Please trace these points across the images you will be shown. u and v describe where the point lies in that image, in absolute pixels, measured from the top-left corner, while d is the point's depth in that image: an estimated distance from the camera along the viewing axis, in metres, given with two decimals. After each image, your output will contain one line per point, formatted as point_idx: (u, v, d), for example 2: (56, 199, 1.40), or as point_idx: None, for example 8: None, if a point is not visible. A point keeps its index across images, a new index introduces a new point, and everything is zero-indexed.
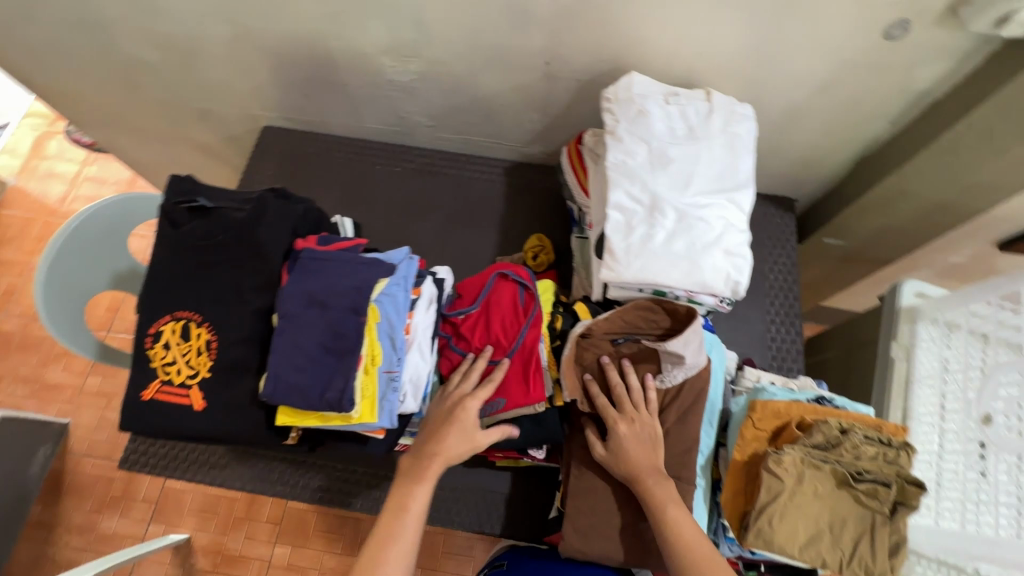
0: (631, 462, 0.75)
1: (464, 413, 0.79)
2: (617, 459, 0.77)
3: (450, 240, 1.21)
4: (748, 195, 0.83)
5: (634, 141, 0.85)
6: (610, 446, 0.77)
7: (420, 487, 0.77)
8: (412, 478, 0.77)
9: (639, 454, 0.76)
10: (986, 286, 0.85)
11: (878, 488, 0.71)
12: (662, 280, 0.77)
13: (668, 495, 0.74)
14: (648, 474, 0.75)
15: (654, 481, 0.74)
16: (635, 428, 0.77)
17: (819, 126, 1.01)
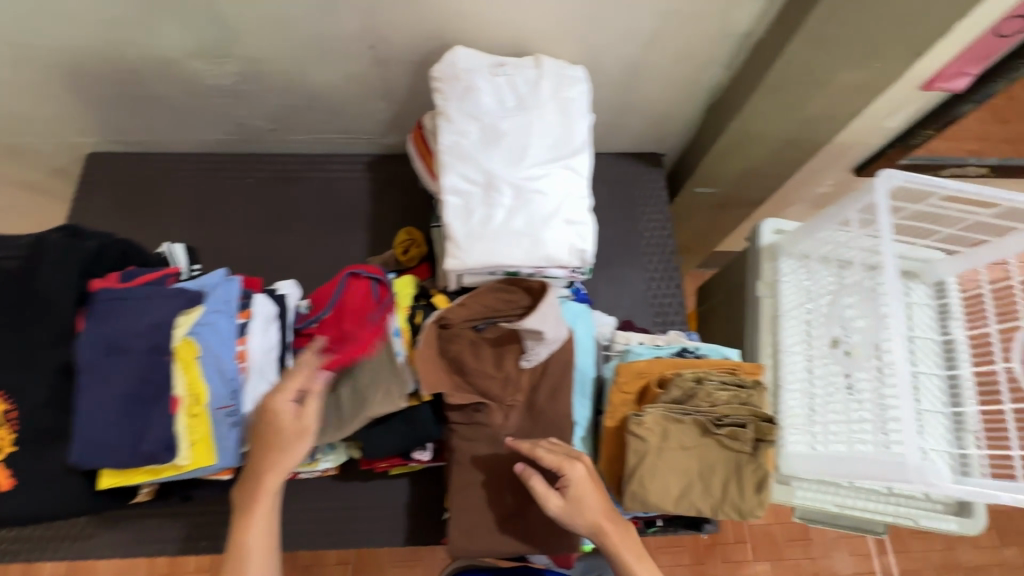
0: (593, 511, 0.69)
1: (279, 420, 0.67)
2: (576, 509, 0.69)
3: (320, 248, 1.13)
4: (586, 160, 0.81)
5: (465, 119, 0.81)
6: (571, 496, 0.69)
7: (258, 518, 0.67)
8: (245, 510, 0.68)
9: (595, 497, 0.69)
10: (827, 215, 0.88)
11: (737, 429, 0.71)
12: (508, 261, 0.75)
13: (627, 540, 0.69)
14: (613, 525, 0.69)
15: (619, 531, 0.69)
16: (587, 472, 0.71)
17: (662, 79, 1.00)
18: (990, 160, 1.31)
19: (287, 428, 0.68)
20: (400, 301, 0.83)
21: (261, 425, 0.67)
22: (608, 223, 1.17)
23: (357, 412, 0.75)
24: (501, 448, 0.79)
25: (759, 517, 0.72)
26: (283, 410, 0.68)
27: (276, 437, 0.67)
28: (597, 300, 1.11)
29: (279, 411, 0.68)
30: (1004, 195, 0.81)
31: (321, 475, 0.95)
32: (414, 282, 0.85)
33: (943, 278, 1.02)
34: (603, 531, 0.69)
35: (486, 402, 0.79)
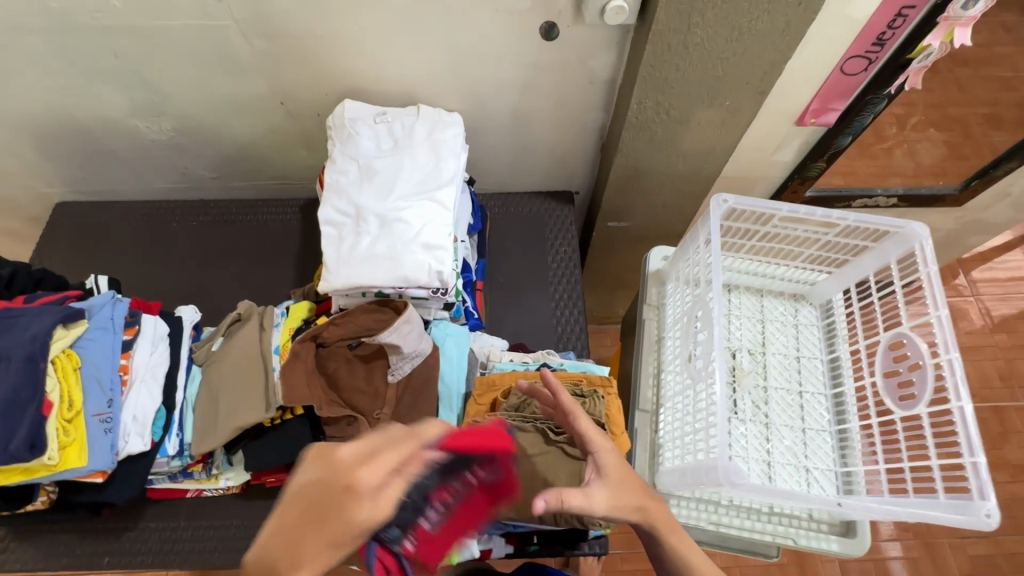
0: (635, 491, 0.66)
1: (352, 499, 0.49)
2: (620, 493, 0.64)
3: (250, 281, 1.20)
4: (451, 192, 0.90)
5: (346, 160, 0.91)
6: (617, 478, 0.66)
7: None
8: None
9: (631, 477, 0.67)
10: (693, 232, 0.93)
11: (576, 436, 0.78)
12: (369, 282, 0.83)
13: (672, 524, 0.66)
14: (660, 511, 0.66)
15: (664, 513, 0.67)
16: (619, 456, 0.69)
17: (545, 122, 1.11)
18: (896, 190, 1.35)
19: (359, 513, 0.49)
20: (288, 322, 0.92)
21: (323, 495, 0.49)
22: (518, 255, 1.24)
23: (227, 421, 0.83)
24: None
25: (599, 525, 0.82)
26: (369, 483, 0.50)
27: (337, 512, 0.48)
28: (504, 327, 1.18)
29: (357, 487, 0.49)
30: (836, 214, 0.85)
31: (224, 493, 0.98)
32: (308, 308, 0.95)
33: (828, 298, 1.04)
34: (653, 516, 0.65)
35: (355, 415, 0.86)
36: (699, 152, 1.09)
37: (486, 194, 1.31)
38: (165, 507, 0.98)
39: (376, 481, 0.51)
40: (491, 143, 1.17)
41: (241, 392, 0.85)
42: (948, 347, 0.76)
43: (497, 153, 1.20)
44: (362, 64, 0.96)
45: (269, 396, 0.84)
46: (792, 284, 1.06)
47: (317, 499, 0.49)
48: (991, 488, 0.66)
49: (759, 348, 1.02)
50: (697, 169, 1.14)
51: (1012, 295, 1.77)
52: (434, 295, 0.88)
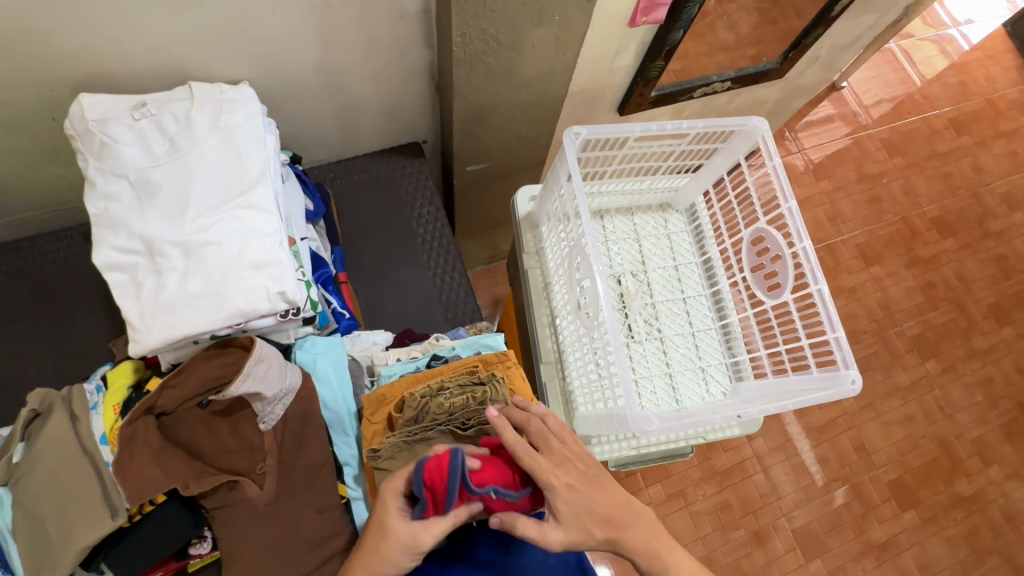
0: (599, 522, 0.61)
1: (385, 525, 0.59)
2: (578, 527, 0.60)
3: (51, 344, 0.95)
4: (265, 190, 0.73)
5: (110, 179, 0.70)
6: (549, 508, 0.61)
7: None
8: None
9: (600, 502, 0.62)
10: (555, 168, 0.87)
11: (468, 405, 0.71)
12: (193, 330, 0.66)
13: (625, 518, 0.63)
14: (619, 519, 0.62)
15: (637, 526, 0.63)
16: (571, 474, 0.62)
17: (362, 72, 0.94)
18: (729, 73, 1.34)
19: (397, 534, 0.58)
20: (109, 398, 0.74)
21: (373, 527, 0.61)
22: (378, 228, 1.11)
23: (65, 547, 0.66)
24: (267, 522, 0.73)
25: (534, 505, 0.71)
26: (390, 508, 0.59)
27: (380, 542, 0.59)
28: (384, 312, 1.06)
29: (384, 505, 0.60)
30: (685, 125, 0.84)
31: None
32: (132, 368, 0.76)
33: (691, 201, 1.06)
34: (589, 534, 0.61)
35: (235, 478, 0.72)
36: (540, 76, 0.99)
37: (320, 168, 1.13)
38: None
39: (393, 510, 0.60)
40: (305, 110, 0.98)
41: (71, 508, 0.67)
42: (800, 236, 0.82)
43: (318, 118, 1.01)
44: (89, 42, 0.71)
45: (113, 498, 0.68)
46: (658, 195, 1.07)
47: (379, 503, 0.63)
48: (852, 357, 0.74)
49: (640, 267, 1.03)
50: (544, 93, 1.05)
51: (825, 144, 1.99)
52: (285, 318, 0.74)
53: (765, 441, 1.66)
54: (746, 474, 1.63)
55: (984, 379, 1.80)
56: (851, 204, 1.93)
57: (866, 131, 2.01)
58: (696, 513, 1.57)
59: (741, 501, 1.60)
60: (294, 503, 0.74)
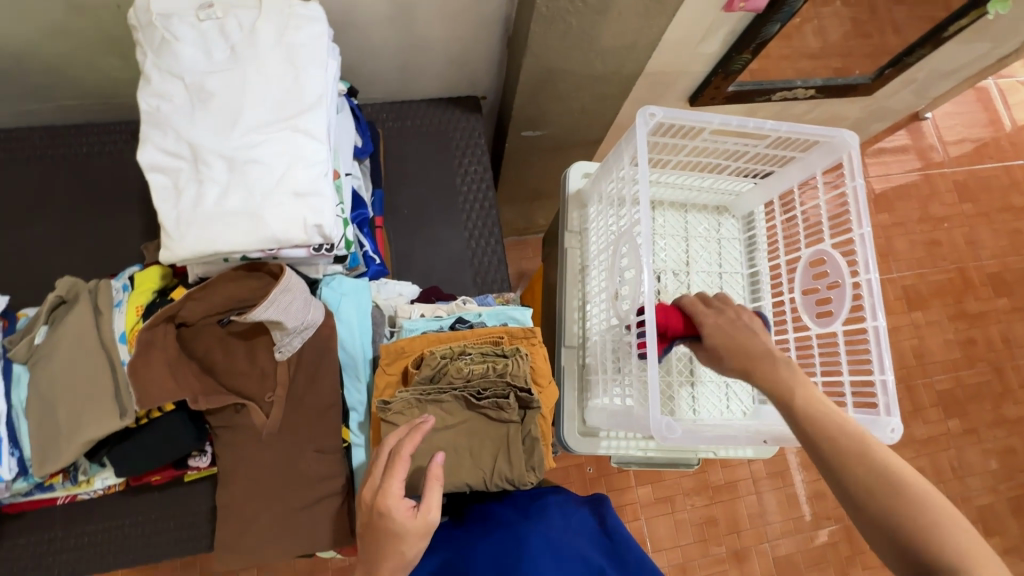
0: (736, 357, 0.65)
1: (393, 524, 0.53)
2: (717, 356, 0.68)
3: (84, 236, 0.95)
4: (319, 117, 0.70)
5: (166, 79, 0.67)
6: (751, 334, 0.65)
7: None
8: None
9: (735, 341, 0.67)
10: (618, 149, 0.82)
11: (488, 378, 0.70)
12: (225, 248, 0.65)
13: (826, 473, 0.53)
14: (750, 358, 0.63)
15: (762, 363, 0.61)
16: (731, 314, 0.70)
17: (435, 13, 0.89)
18: (814, 80, 1.25)
19: (412, 530, 0.53)
20: (134, 299, 0.73)
21: (378, 532, 0.53)
22: (422, 178, 1.07)
23: (73, 436, 0.67)
24: (266, 450, 0.73)
25: (532, 483, 0.68)
26: (400, 513, 0.53)
27: (397, 541, 0.52)
28: (413, 265, 1.04)
29: (394, 517, 0.53)
30: (768, 125, 0.78)
31: (106, 492, 0.85)
32: (160, 274, 0.75)
33: (750, 209, 1.00)
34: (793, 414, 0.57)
35: (244, 402, 0.72)
36: (619, 48, 0.93)
37: (375, 106, 1.09)
38: (33, 519, 0.83)
39: (399, 510, 0.54)
40: (370, 43, 0.93)
41: (82, 400, 0.68)
42: (867, 266, 0.76)
43: (381, 54, 0.96)
44: None
45: (123, 399, 0.68)
46: (717, 197, 1.01)
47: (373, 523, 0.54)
48: (896, 405, 0.70)
49: (683, 267, 0.98)
50: (618, 68, 0.99)
51: (894, 175, 1.87)
52: (317, 252, 0.72)
53: (766, 466, 1.63)
54: (739, 494, 1.60)
55: (1005, 449, 1.72)
56: (907, 242, 1.82)
57: (940, 170, 1.89)
58: (680, 522, 1.55)
59: (729, 519, 1.58)
60: (296, 439, 0.73)
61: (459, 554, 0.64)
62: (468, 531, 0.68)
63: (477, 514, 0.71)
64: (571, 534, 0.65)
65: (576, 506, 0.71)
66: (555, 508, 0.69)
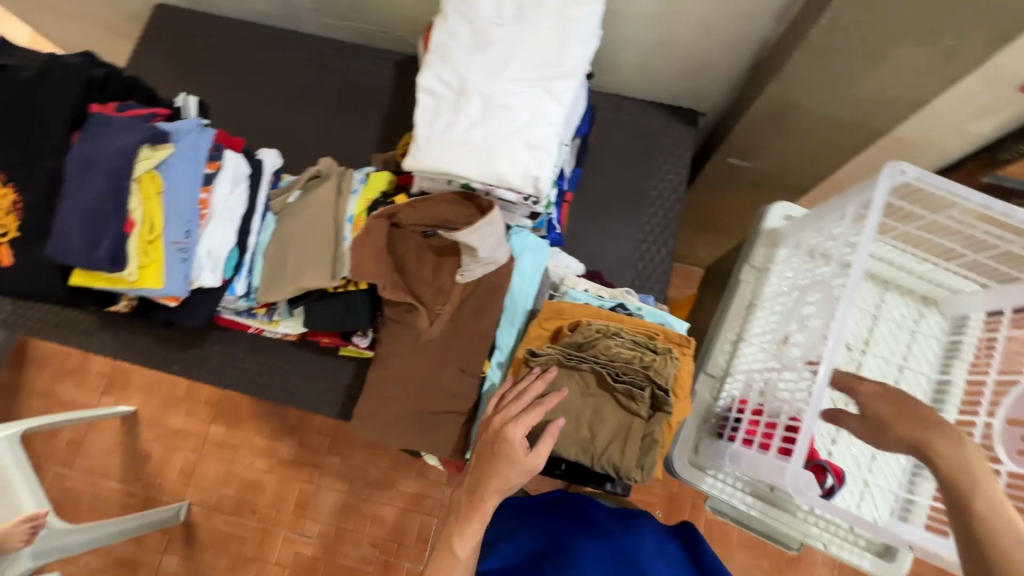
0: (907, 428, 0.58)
1: (507, 448, 0.62)
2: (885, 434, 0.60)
3: (334, 135, 1.15)
4: (570, 85, 0.77)
5: (459, 21, 0.78)
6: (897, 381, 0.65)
7: (473, 523, 0.60)
8: (457, 515, 0.61)
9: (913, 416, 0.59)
10: (834, 201, 0.77)
11: (631, 367, 0.71)
12: (458, 172, 0.74)
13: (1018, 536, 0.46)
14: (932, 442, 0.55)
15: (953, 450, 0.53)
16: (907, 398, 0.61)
17: (697, 22, 0.91)
18: None
19: (522, 464, 0.62)
20: (366, 192, 0.87)
21: (492, 451, 0.63)
22: (617, 171, 1.11)
23: (294, 280, 0.82)
24: (421, 352, 0.83)
25: (634, 481, 0.69)
26: (517, 443, 0.63)
27: (505, 464, 0.62)
28: (581, 248, 1.09)
29: (512, 444, 0.63)
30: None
31: (283, 337, 1.02)
32: (388, 180, 0.88)
33: (965, 313, 0.86)
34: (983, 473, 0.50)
35: (417, 305, 0.82)
36: (877, 100, 0.87)
37: (598, 93, 1.14)
38: (228, 335, 1.04)
39: (517, 442, 0.63)
40: (623, 36, 0.99)
41: (309, 255, 0.83)
42: None
43: (628, 46, 1.01)
44: None
45: (337, 265, 0.82)
46: (929, 287, 0.89)
47: (495, 446, 0.63)
48: None
49: (858, 344, 0.89)
50: (864, 120, 0.93)
51: None
52: (523, 202, 0.79)
53: None
54: None
55: None
56: None
57: None
58: None
59: None
60: (447, 352, 0.82)
61: (564, 549, 0.70)
62: (567, 527, 0.74)
63: (575, 512, 0.77)
64: (665, 563, 0.71)
65: (668, 537, 0.76)
66: (651, 536, 0.75)
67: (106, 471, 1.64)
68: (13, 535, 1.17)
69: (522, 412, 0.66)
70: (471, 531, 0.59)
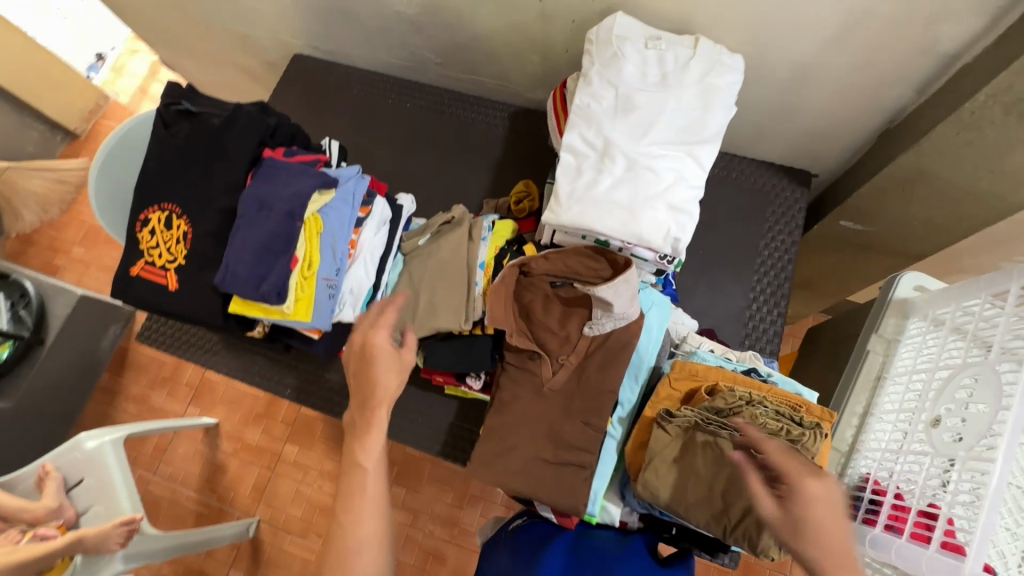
0: None
1: (373, 359, 0.65)
2: None
3: (447, 180, 1.21)
4: (712, 150, 0.79)
5: (603, 85, 0.81)
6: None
7: (373, 433, 0.63)
8: (354, 432, 0.64)
9: None
10: (980, 281, 0.74)
11: (775, 439, 0.68)
12: (599, 229, 0.76)
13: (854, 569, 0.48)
14: None
15: None
16: None
17: (831, 89, 0.92)
18: None
19: (390, 364, 0.65)
20: (494, 240, 0.91)
21: (360, 366, 0.65)
22: (727, 228, 1.11)
23: (428, 321, 0.87)
24: (543, 400, 0.84)
25: (770, 559, 0.65)
26: (377, 349, 0.65)
27: (377, 368, 0.65)
28: (687, 303, 1.09)
29: (373, 353, 0.64)
30: None
31: None
32: (513, 229, 0.92)
33: None
34: (781, 470, 0.52)
35: (542, 354, 0.84)
36: None
37: None
38: (339, 364, 1.08)
39: (379, 347, 0.65)
40: (748, 98, 1.00)
41: (442, 297, 0.87)
42: None
43: (751, 108, 1.02)
44: None
45: (469, 309, 0.86)
46: None
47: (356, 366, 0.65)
48: None
49: None
50: None
51: None
52: (658, 260, 0.81)
53: None
54: None
55: None
56: None
57: None
58: None
59: None
60: (569, 404, 0.83)
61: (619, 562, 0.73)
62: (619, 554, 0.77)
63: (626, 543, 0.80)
64: None
65: None
66: None
67: (184, 480, 1.71)
68: (110, 536, 1.20)
69: (372, 320, 0.67)
70: (377, 447, 0.63)
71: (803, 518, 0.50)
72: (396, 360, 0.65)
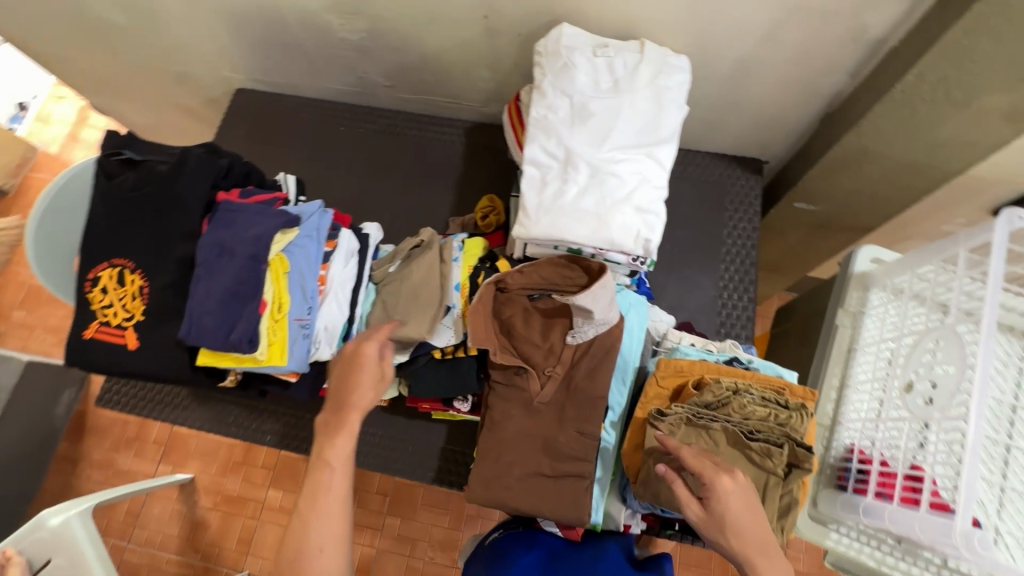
0: None
1: (362, 368, 0.75)
2: None
3: (410, 201, 1.19)
4: (670, 150, 0.81)
5: (557, 95, 0.82)
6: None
7: (343, 439, 0.72)
8: (326, 433, 0.72)
9: None
10: (930, 249, 0.77)
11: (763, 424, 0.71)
12: (571, 238, 0.77)
13: (765, 544, 0.62)
14: None
15: None
16: None
17: (773, 79, 0.96)
18: None
19: (370, 376, 0.75)
20: (466, 259, 0.90)
21: (344, 373, 0.75)
22: (690, 221, 1.13)
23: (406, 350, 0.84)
24: (534, 414, 0.83)
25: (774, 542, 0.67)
26: (370, 358, 0.76)
27: (359, 380, 0.74)
28: (661, 299, 1.10)
29: (365, 363, 0.75)
30: None
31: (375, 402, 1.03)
32: (483, 246, 0.91)
33: None
34: (698, 471, 0.64)
35: (528, 367, 0.84)
36: None
37: None
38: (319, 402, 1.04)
39: (370, 358, 0.76)
40: (696, 95, 1.04)
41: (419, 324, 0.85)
42: None
43: (699, 104, 1.05)
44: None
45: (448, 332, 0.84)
46: None
47: (346, 368, 0.76)
48: None
49: None
50: None
51: None
52: (631, 262, 0.82)
53: None
54: None
55: None
56: None
57: None
58: None
59: None
60: (560, 414, 0.83)
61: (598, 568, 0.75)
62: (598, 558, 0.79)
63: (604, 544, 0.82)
64: None
65: None
66: None
67: (162, 543, 1.61)
68: None
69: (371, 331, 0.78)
70: (346, 457, 0.72)
71: (722, 514, 0.63)
72: (384, 370, 0.77)
